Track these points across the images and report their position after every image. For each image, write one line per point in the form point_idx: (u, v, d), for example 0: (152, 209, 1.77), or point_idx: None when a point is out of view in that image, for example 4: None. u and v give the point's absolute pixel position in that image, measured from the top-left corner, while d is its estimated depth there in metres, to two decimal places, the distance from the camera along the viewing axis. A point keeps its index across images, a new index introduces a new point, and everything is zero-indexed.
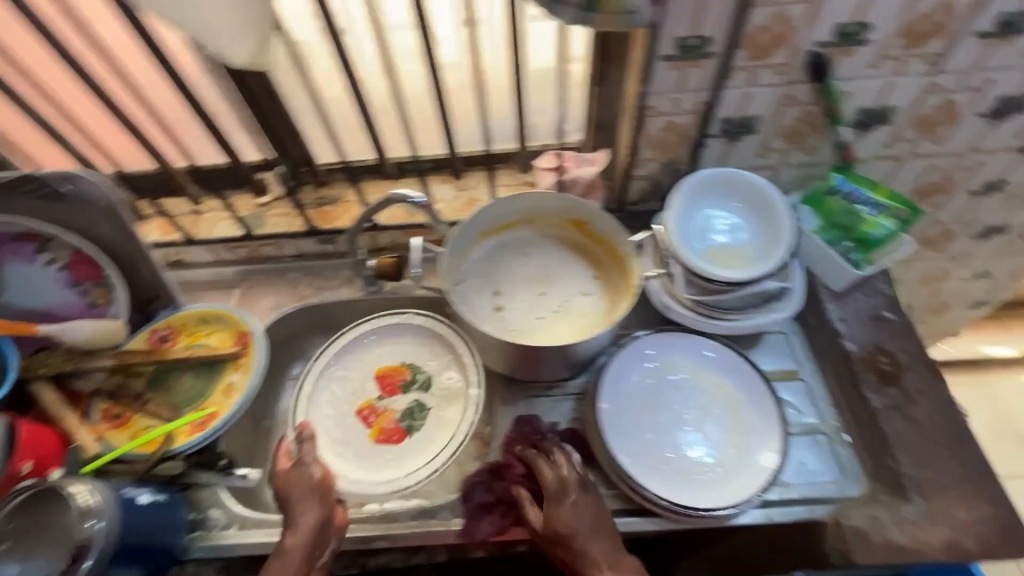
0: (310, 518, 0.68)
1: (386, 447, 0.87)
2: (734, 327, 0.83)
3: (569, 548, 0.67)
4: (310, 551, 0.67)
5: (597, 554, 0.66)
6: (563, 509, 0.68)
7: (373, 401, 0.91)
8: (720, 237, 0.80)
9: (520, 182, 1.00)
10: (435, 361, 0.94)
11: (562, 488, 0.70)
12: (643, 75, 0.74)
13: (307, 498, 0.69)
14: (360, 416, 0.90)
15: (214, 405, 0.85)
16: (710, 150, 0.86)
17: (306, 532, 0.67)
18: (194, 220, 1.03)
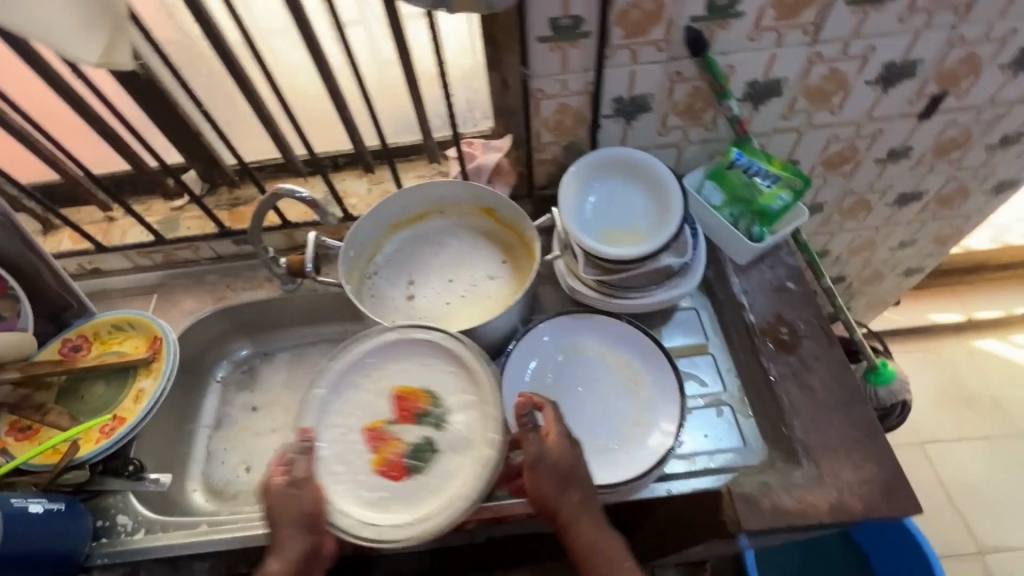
0: (296, 547, 0.63)
1: (383, 484, 0.65)
2: (638, 305, 0.84)
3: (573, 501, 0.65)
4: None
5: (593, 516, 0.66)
6: (569, 474, 0.65)
7: (382, 423, 0.69)
8: (612, 217, 0.81)
9: (431, 172, 0.99)
10: (464, 397, 0.70)
11: (569, 449, 0.66)
12: (523, 58, 0.74)
13: (296, 529, 0.63)
14: (363, 437, 0.68)
15: (122, 410, 0.84)
16: (608, 131, 0.87)
17: (291, 560, 0.63)
18: (106, 227, 1.01)
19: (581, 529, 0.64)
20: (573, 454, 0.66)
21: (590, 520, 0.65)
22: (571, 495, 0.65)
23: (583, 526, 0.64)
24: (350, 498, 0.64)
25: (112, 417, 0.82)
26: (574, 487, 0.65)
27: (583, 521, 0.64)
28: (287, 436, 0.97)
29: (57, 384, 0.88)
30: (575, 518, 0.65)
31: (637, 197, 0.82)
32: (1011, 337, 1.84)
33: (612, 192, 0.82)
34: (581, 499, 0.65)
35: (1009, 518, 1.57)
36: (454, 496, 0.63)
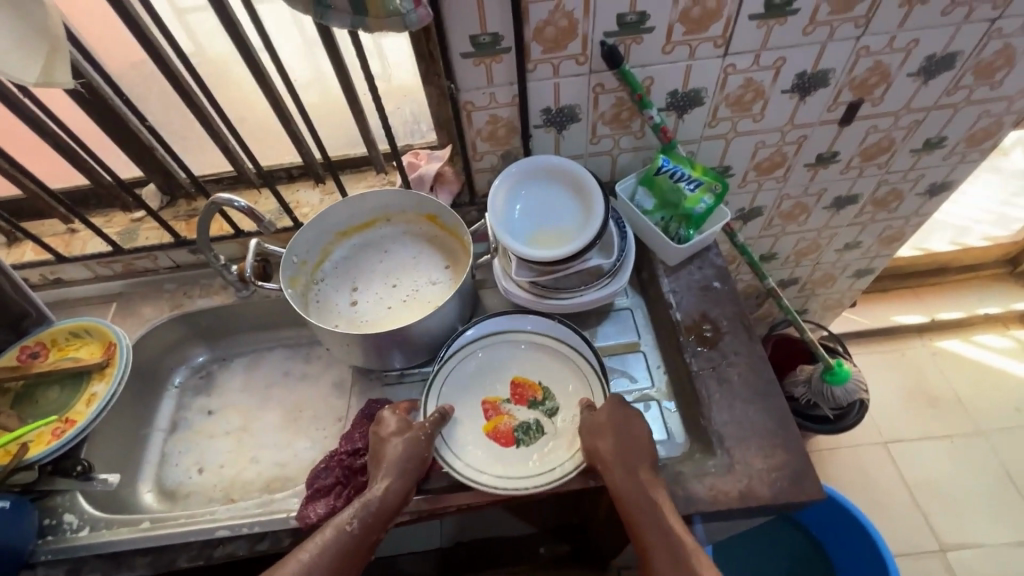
0: (410, 478, 0.73)
1: (491, 444, 0.81)
2: (570, 305, 0.87)
3: (607, 455, 0.72)
4: (396, 507, 0.72)
5: (631, 475, 0.70)
6: (608, 430, 0.73)
7: (500, 400, 0.86)
8: (540, 220, 0.84)
9: (381, 182, 1.04)
10: (573, 399, 0.85)
11: (610, 410, 0.75)
12: (449, 73, 0.79)
13: (415, 463, 0.74)
14: (482, 407, 0.85)
15: (74, 413, 0.88)
16: (540, 140, 0.91)
17: (403, 487, 0.72)
18: (68, 239, 1.05)
19: (617, 478, 0.70)
20: (615, 417, 0.74)
21: (629, 471, 0.70)
22: (609, 447, 0.72)
23: (617, 475, 0.70)
24: (464, 448, 0.80)
25: (62, 420, 0.86)
26: (610, 439, 0.72)
27: (618, 469, 0.70)
28: (241, 437, 1.01)
29: (13, 389, 0.92)
30: (611, 467, 0.71)
31: (563, 198, 0.85)
32: (972, 336, 1.88)
33: (541, 197, 0.86)
34: (621, 452, 0.72)
35: (970, 514, 1.59)
36: (554, 469, 0.77)
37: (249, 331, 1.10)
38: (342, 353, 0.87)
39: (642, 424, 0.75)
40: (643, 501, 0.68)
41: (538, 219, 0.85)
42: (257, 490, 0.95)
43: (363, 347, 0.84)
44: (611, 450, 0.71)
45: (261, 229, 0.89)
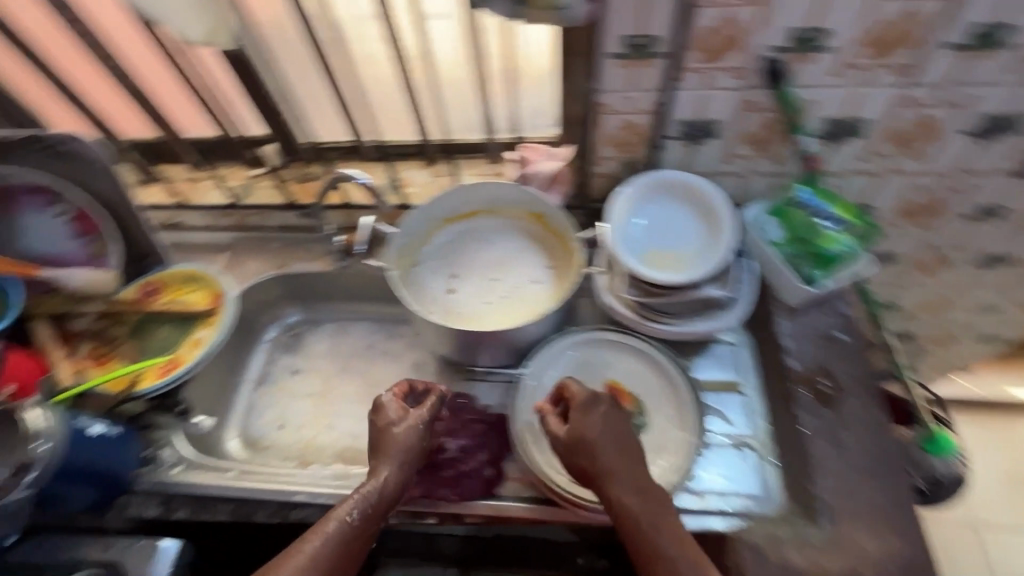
0: (408, 465, 0.73)
1: None
2: (673, 332, 0.81)
3: (593, 460, 0.67)
4: (394, 495, 0.72)
5: (622, 481, 0.66)
6: (599, 436, 0.68)
7: (590, 400, 0.81)
8: (661, 239, 0.79)
9: (490, 171, 1.03)
10: (667, 419, 0.79)
11: (590, 413, 0.70)
12: (593, 72, 0.74)
13: (410, 450, 0.74)
14: (571, 404, 0.81)
15: (180, 354, 0.93)
16: (670, 152, 0.85)
17: (401, 472, 0.73)
18: (191, 185, 1.11)
19: (620, 491, 0.65)
20: (590, 420, 0.69)
21: (630, 485, 0.66)
22: (602, 453, 0.67)
23: (619, 488, 0.65)
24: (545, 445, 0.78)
25: (169, 360, 0.91)
26: (604, 447, 0.67)
27: (611, 480, 0.66)
28: (322, 401, 1.04)
29: (131, 320, 0.99)
30: (611, 479, 0.66)
31: (687, 220, 0.79)
32: None
33: (666, 215, 0.80)
34: (617, 466, 0.66)
35: None
36: None
37: (340, 299, 1.13)
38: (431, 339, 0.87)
39: (626, 425, 0.70)
40: (647, 514, 0.64)
41: (656, 236, 0.80)
42: (330, 457, 0.97)
43: (456, 340, 0.83)
44: (607, 459, 0.66)
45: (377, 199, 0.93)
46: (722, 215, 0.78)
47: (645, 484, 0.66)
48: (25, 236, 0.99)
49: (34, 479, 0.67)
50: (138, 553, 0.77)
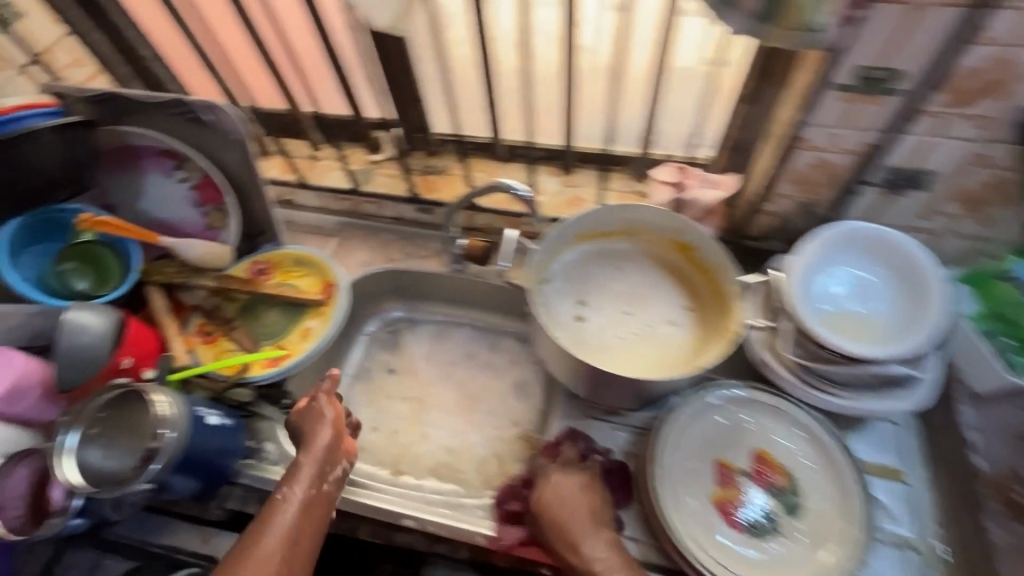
0: (323, 441, 0.72)
1: (716, 519, 0.68)
2: (838, 406, 0.71)
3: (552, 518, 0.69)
4: (320, 467, 0.71)
5: (583, 535, 0.67)
6: (552, 500, 0.70)
7: (736, 467, 0.71)
8: (845, 302, 0.70)
9: (632, 190, 0.94)
10: (824, 506, 0.69)
11: (542, 481, 0.73)
12: (805, 102, 0.65)
13: (315, 425, 0.74)
14: (714, 468, 0.71)
15: (290, 346, 0.90)
16: (861, 198, 0.75)
17: (319, 451, 0.72)
18: (310, 164, 1.07)
19: (571, 555, 0.67)
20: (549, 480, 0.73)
21: (585, 539, 0.67)
22: (559, 510, 0.69)
23: (570, 552, 0.67)
24: (684, 513, 0.68)
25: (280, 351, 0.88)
26: (557, 509, 0.69)
27: (567, 535, 0.67)
28: (418, 408, 0.99)
29: (240, 300, 0.96)
30: (564, 544, 0.67)
31: (880, 284, 0.70)
32: None
33: (849, 276, 0.71)
34: (569, 530, 0.68)
35: None
36: None
37: (444, 301, 1.07)
38: (555, 367, 0.81)
39: (586, 484, 0.72)
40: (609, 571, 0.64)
41: (839, 295, 0.71)
42: (423, 470, 0.92)
43: (591, 377, 0.76)
44: (559, 522, 0.69)
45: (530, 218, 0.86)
46: (926, 286, 0.69)
47: (598, 539, 0.67)
48: (145, 199, 0.98)
49: (155, 473, 0.64)
50: None
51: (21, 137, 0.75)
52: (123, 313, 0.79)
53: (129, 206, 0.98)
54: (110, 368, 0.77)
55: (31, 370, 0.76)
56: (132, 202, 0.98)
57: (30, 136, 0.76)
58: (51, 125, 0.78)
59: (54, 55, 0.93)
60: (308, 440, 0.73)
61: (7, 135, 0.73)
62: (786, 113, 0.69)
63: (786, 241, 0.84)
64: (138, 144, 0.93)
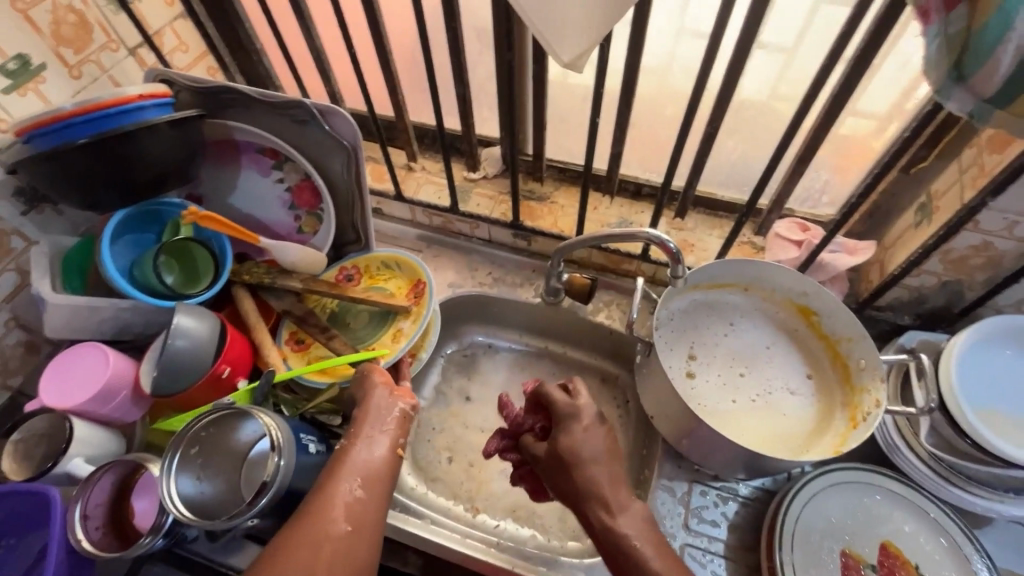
0: (376, 393, 0.66)
1: None
2: (968, 504, 0.69)
3: (574, 476, 0.61)
4: (378, 418, 0.64)
5: (608, 497, 0.59)
6: (583, 455, 0.61)
7: (863, 559, 0.67)
8: (1006, 402, 0.65)
9: (748, 244, 0.90)
10: None
11: (572, 429, 0.64)
12: (993, 185, 0.60)
13: (367, 385, 0.68)
14: (840, 559, 0.66)
15: (383, 347, 0.88)
16: (1018, 286, 0.70)
17: (370, 402, 0.66)
18: (405, 174, 1.03)
19: (596, 511, 0.59)
20: (572, 433, 0.63)
21: (613, 504, 0.59)
22: (586, 472, 0.61)
23: (599, 507, 0.59)
24: None
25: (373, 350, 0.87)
26: (589, 462, 0.61)
27: (591, 500, 0.59)
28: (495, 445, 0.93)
29: (328, 307, 0.94)
30: (596, 503, 0.59)
31: None
32: None
33: (1011, 368, 0.66)
34: (601, 484, 0.60)
35: None
36: None
37: (528, 332, 1.01)
38: (664, 424, 0.76)
39: (613, 446, 0.63)
40: (642, 538, 0.57)
41: (999, 390, 0.66)
42: (502, 511, 0.88)
43: (709, 443, 0.71)
44: (594, 479, 0.60)
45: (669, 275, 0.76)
46: None
47: (627, 500, 0.60)
48: (236, 195, 0.94)
49: (263, 506, 0.61)
50: None
51: (139, 129, 0.72)
52: (221, 318, 0.78)
53: (219, 200, 0.95)
54: (209, 377, 0.75)
55: (121, 368, 0.74)
56: (222, 195, 0.95)
57: (149, 128, 0.73)
58: (169, 118, 0.74)
59: (162, 38, 0.90)
60: (363, 397, 0.67)
61: (129, 126, 0.70)
62: (959, 191, 0.65)
63: (917, 317, 0.80)
64: (240, 139, 0.90)
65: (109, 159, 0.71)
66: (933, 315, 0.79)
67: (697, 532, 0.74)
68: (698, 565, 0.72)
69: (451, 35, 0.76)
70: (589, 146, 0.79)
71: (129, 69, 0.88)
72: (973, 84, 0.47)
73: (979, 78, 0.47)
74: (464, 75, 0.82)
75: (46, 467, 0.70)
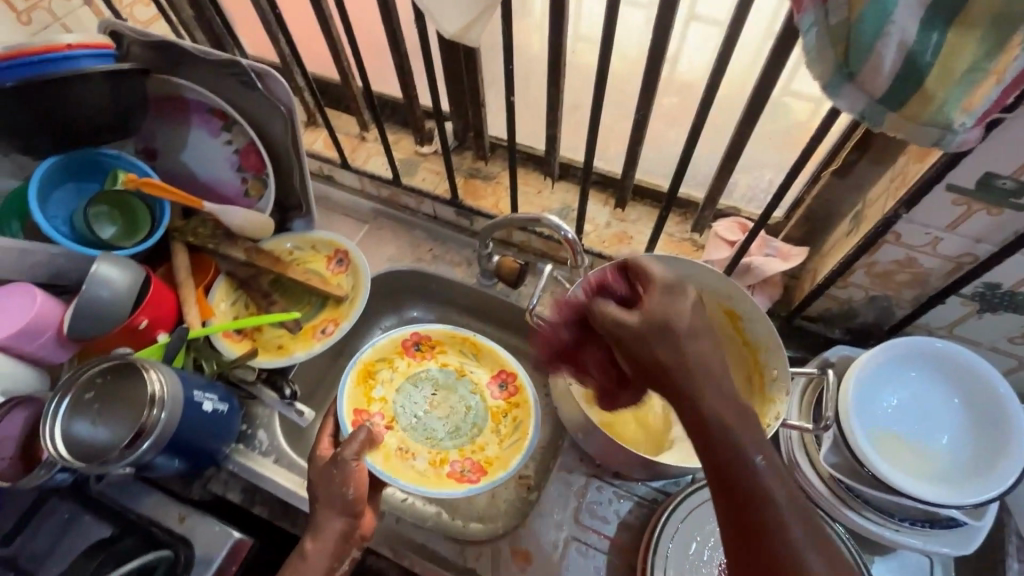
0: (335, 531, 0.63)
1: None
2: (861, 528, 0.66)
3: (668, 351, 0.44)
4: (329, 563, 0.63)
5: (714, 383, 0.43)
6: (683, 329, 0.44)
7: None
8: (908, 427, 0.65)
9: (686, 240, 0.87)
10: None
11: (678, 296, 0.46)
12: (909, 196, 0.56)
13: (332, 508, 0.64)
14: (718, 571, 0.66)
15: (394, 439, 0.84)
16: (945, 307, 0.66)
17: (327, 545, 0.63)
18: (356, 145, 1.02)
19: (715, 407, 0.42)
20: (675, 300, 0.45)
21: (724, 396, 0.43)
22: (699, 348, 0.44)
23: (714, 397, 0.42)
24: None
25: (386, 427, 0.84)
26: (690, 337, 0.44)
27: (693, 378, 0.43)
28: None
29: (454, 361, 0.90)
30: (700, 386, 0.43)
31: (951, 419, 0.64)
32: None
33: (924, 403, 0.65)
34: (709, 367, 0.43)
35: None
36: None
37: (464, 313, 1.00)
38: (566, 415, 0.74)
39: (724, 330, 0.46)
40: (768, 459, 0.41)
41: (905, 419, 0.65)
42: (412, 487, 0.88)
43: (603, 440, 0.70)
44: (688, 356, 0.43)
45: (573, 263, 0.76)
46: (1016, 450, 0.60)
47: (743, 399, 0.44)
48: (184, 151, 0.94)
49: (142, 453, 0.64)
50: (208, 530, 0.72)
51: (71, 78, 0.72)
52: (148, 271, 0.81)
53: (170, 157, 0.96)
54: (125, 327, 0.78)
55: (45, 311, 0.76)
56: (174, 152, 0.95)
57: (81, 77, 0.73)
58: (103, 69, 0.75)
59: None
60: (317, 525, 0.64)
61: (58, 75, 0.71)
62: (883, 201, 0.61)
63: (846, 332, 0.77)
64: (190, 98, 0.89)
65: (39, 104, 0.73)
66: (861, 329, 0.76)
67: (586, 527, 0.73)
68: (581, 559, 0.72)
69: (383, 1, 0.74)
70: (515, 122, 0.77)
71: (84, 19, 0.90)
72: (862, 82, 0.43)
73: (867, 75, 0.43)
74: (401, 43, 0.80)
75: None
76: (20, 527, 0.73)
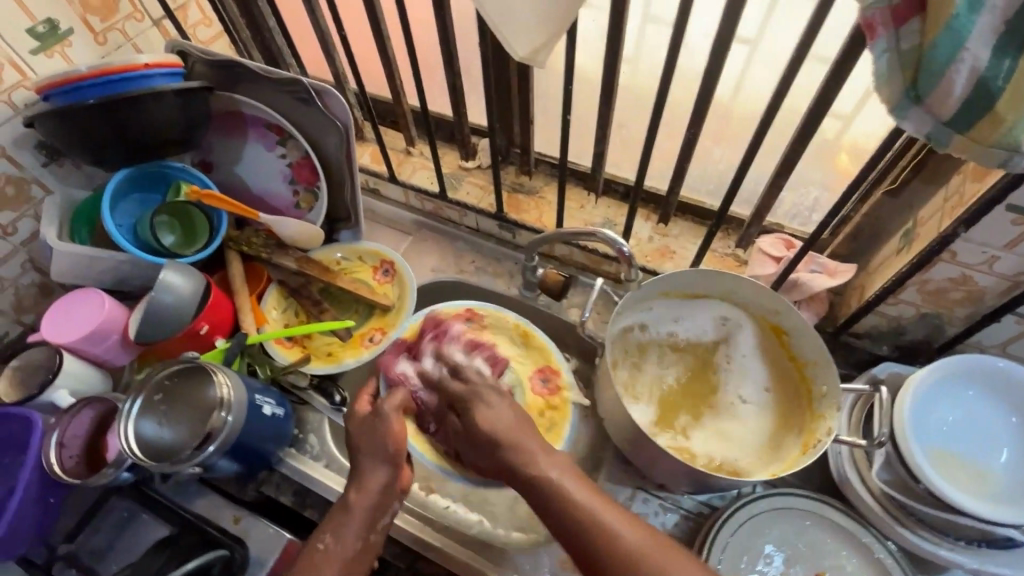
0: (377, 481, 0.64)
1: None
2: (918, 549, 0.65)
3: (495, 446, 0.61)
4: (372, 513, 0.63)
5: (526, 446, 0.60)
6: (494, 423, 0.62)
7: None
8: (965, 447, 0.64)
9: (728, 256, 0.88)
10: None
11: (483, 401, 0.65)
12: (967, 216, 0.57)
13: (375, 458, 0.65)
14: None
15: None
16: (999, 326, 0.67)
17: (370, 495, 0.64)
18: (402, 159, 1.05)
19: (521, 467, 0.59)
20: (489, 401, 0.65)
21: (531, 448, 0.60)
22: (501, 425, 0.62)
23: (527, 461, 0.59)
24: None
25: None
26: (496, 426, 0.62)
27: (502, 450, 0.61)
28: None
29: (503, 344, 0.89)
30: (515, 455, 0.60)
31: (1005, 439, 0.64)
32: None
33: (979, 423, 0.65)
34: (516, 449, 0.60)
35: None
36: None
37: None
38: (613, 426, 0.75)
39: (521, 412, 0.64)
40: (572, 480, 0.57)
41: (959, 439, 0.65)
42: None
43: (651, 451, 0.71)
44: (504, 439, 0.61)
45: (623, 278, 0.78)
46: None
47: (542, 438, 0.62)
48: (240, 163, 0.98)
49: (209, 454, 0.66)
50: (262, 531, 0.74)
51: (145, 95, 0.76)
52: (209, 278, 0.83)
53: (225, 168, 1.00)
54: (187, 332, 0.81)
55: (113, 314, 0.80)
56: (230, 164, 0.99)
57: (154, 95, 0.77)
58: (174, 86, 0.79)
59: (187, 12, 0.95)
60: (360, 476, 0.65)
61: (134, 92, 0.75)
62: (937, 220, 0.62)
63: (895, 349, 0.77)
64: (249, 113, 0.93)
65: (115, 120, 0.77)
66: (909, 346, 0.76)
67: None
68: None
69: (441, 25, 0.78)
70: (566, 140, 0.79)
71: (153, 40, 0.94)
72: (930, 105, 0.45)
73: (936, 98, 0.44)
74: (455, 64, 0.83)
75: (32, 394, 0.77)
76: (83, 522, 0.76)
